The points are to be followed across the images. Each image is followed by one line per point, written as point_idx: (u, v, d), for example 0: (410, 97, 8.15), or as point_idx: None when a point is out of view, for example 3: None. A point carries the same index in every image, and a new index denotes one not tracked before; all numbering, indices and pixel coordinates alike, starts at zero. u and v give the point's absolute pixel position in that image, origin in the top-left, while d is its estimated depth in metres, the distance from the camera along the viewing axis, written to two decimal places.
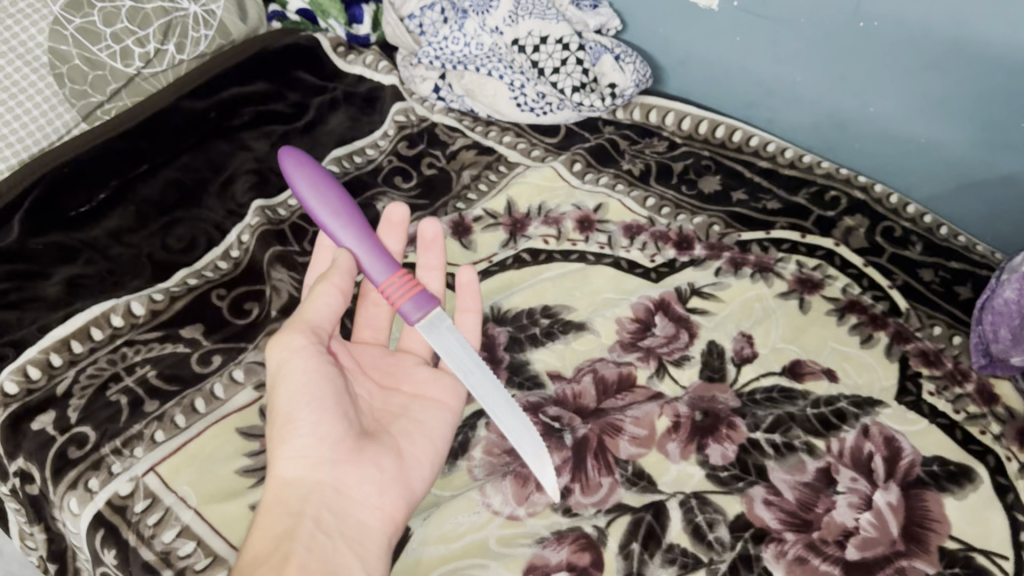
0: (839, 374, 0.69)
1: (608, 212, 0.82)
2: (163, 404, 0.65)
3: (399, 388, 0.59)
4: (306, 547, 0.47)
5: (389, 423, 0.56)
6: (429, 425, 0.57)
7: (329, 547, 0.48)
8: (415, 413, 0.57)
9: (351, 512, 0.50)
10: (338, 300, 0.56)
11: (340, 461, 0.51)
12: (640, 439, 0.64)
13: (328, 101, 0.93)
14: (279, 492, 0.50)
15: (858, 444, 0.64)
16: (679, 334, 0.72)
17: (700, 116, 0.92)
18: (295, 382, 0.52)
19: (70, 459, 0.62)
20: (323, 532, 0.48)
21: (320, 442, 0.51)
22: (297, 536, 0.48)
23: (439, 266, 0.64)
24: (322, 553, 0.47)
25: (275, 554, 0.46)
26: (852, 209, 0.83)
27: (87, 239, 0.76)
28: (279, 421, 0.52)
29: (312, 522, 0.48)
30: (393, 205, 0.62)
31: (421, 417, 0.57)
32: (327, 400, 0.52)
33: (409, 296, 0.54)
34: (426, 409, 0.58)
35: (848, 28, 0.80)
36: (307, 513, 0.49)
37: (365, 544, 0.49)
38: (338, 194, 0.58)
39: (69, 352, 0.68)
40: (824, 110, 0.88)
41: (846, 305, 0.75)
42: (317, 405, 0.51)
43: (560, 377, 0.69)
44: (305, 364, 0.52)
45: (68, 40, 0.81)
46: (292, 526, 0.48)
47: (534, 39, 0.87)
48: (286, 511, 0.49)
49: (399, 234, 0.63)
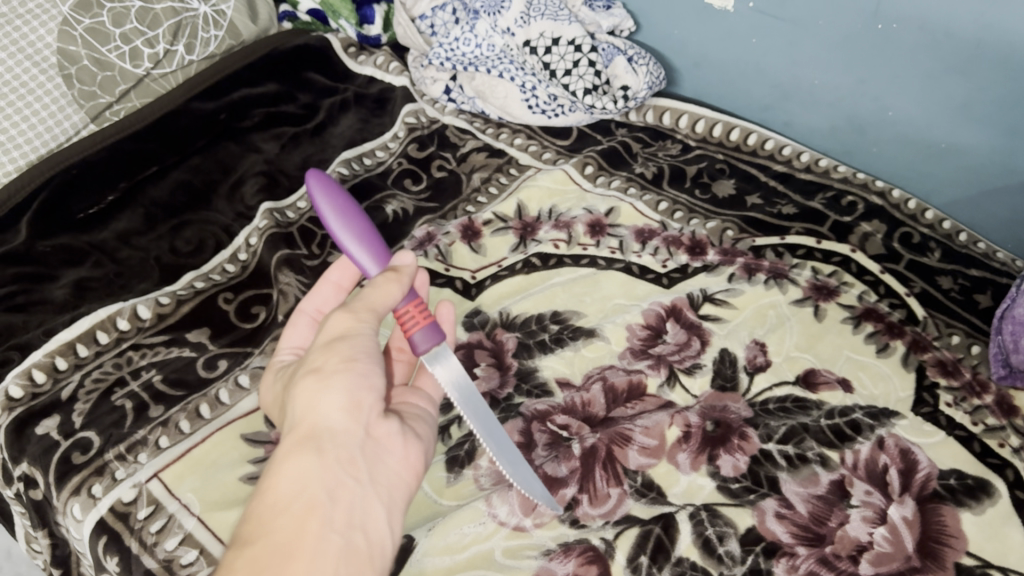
0: (854, 384, 0.68)
1: (620, 217, 0.81)
2: (168, 410, 0.64)
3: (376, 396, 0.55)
4: (333, 496, 0.43)
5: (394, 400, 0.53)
6: (428, 415, 0.54)
7: (355, 497, 0.44)
8: (411, 401, 0.54)
9: (380, 467, 0.46)
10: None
11: (376, 413, 0.47)
12: (650, 449, 0.63)
13: (339, 102, 0.92)
14: (313, 427, 0.45)
15: (873, 456, 0.62)
16: (690, 342, 0.70)
17: (714, 118, 0.91)
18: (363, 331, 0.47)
19: (74, 464, 0.61)
20: (352, 482, 0.44)
21: (368, 388, 0.47)
22: (328, 481, 0.43)
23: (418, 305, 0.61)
24: (349, 503, 0.44)
25: (300, 499, 0.42)
26: (870, 214, 0.81)
27: (95, 241, 0.76)
28: (330, 355, 0.47)
29: (343, 469, 0.44)
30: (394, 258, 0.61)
31: (413, 408, 0.54)
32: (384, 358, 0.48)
33: (423, 323, 0.51)
34: (420, 401, 0.55)
35: (867, 30, 0.78)
36: (343, 455, 0.44)
37: (386, 501, 0.46)
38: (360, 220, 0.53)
39: (75, 356, 0.67)
40: (841, 113, 0.86)
41: (862, 313, 0.73)
42: (371, 356, 0.48)
43: (569, 385, 0.68)
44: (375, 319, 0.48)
45: (77, 40, 0.81)
46: (327, 467, 0.44)
47: (545, 40, 0.85)
48: (322, 449, 0.44)
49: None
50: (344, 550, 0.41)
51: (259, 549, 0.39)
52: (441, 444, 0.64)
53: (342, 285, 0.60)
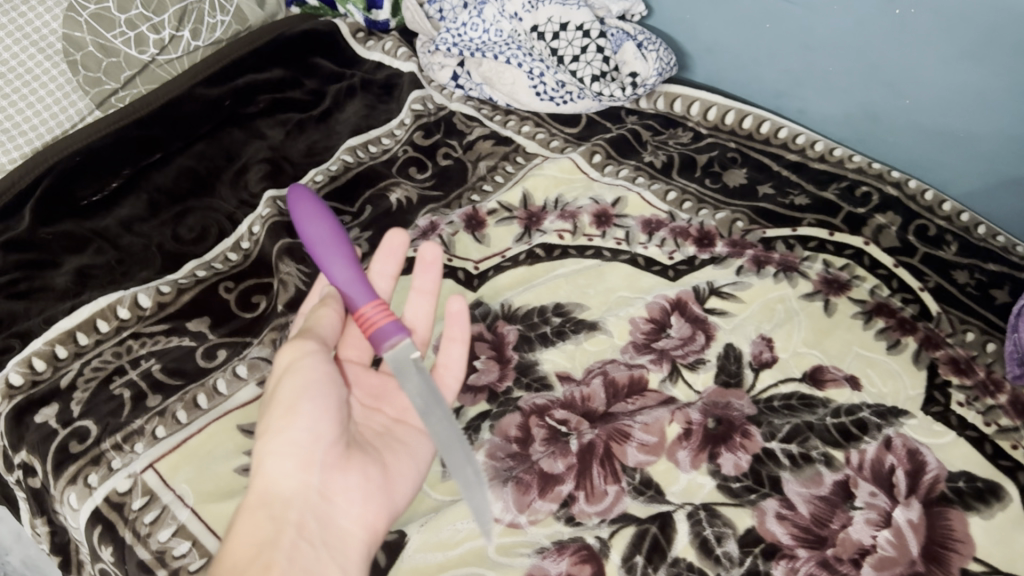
0: (863, 381, 0.66)
1: (627, 207, 0.79)
2: (165, 400, 0.64)
3: (380, 409, 0.61)
4: (289, 555, 0.47)
5: (372, 438, 0.58)
6: (413, 447, 0.58)
7: (311, 555, 0.48)
8: (399, 434, 0.59)
9: (334, 522, 0.51)
10: (337, 326, 0.58)
11: (329, 466, 0.52)
12: (649, 446, 0.62)
13: (346, 88, 0.91)
14: (266, 492, 0.51)
15: (879, 456, 0.61)
16: (695, 336, 0.69)
17: (727, 106, 0.88)
18: (303, 380, 0.53)
19: (71, 453, 0.61)
20: (306, 540, 0.49)
21: (313, 442, 0.52)
22: (279, 542, 0.48)
23: (432, 289, 0.64)
24: (305, 561, 0.48)
25: (255, 560, 0.47)
26: (884, 206, 0.78)
27: (97, 228, 0.76)
28: (277, 412, 0.52)
29: (295, 529, 0.49)
30: (392, 231, 0.64)
31: (403, 437, 0.59)
32: (330, 403, 0.53)
33: (377, 325, 0.54)
34: (407, 432, 0.59)
35: (882, 15, 0.75)
36: (291, 518, 0.49)
37: (344, 554, 0.50)
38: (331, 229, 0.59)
39: (75, 344, 0.68)
40: (855, 100, 0.82)
41: (873, 308, 0.71)
42: (316, 406, 0.53)
43: (569, 378, 0.67)
44: (315, 367, 0.54)
45: (82, 27, 0.80)
46: (278, 529, 0.48)
47: (553, 26, 0.84)
48: (272, 511, 0.49)
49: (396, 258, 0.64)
50: None
51: None
52: None
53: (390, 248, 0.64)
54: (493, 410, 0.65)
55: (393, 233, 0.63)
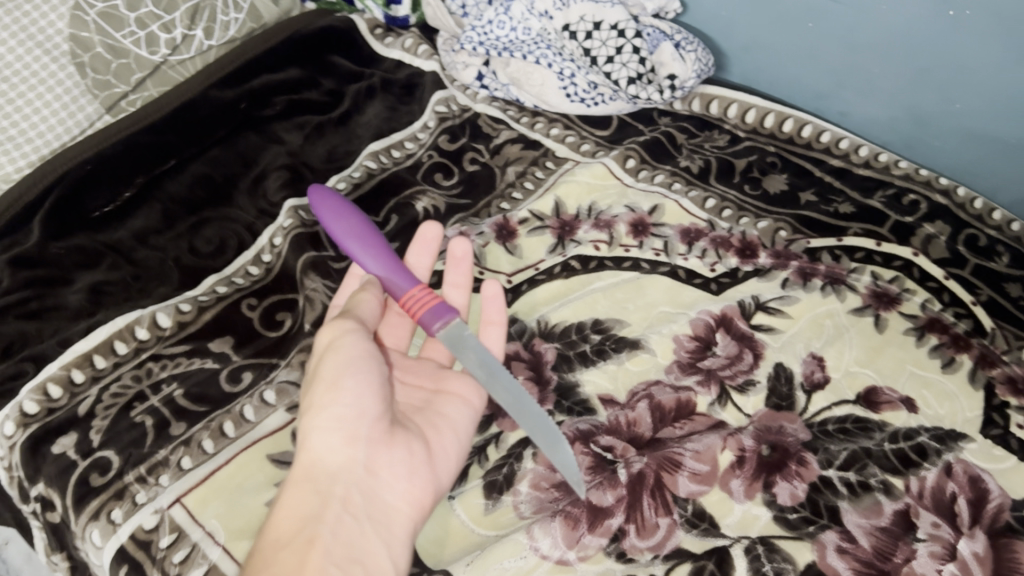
0: (919, 403, 0.64)
1: (665, 215, 0.76)
2: (191, 427, 0.61)
3: (423, 386, 0.62)
4: (331, 530, 0.49)
5: (414, 416, 0.58)
6: (452, 419, 0.58)
7: (355, 531, 0.50)
8: (439, 407, 0.59)
9: (378, 499, 0.52)
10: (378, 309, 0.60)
11: (374, 442, 0.53)
12: (701, 475, 0.59)
13: (365, 88, 0.87)
14: (311, 466, 0.52)
15: (939, 484, 0.58)
16: (742, 355, 0.66)
17: (766, 108, 0.84)
18: (344, 357, 0.55)
19: (92, 487, 0.58)
20: (350, 515, 0.50)
21: (356, 417, 0.53)
22: (324, 517, 0.49)
23: (466, 283, 0.66)
24: (347, 537, 0.49)
25: (300, 534, 0.48)
26: (933, 214, 0.75)
27: (110, 242, 0.72)
28: (321, 389, 0.54)
29: (340, 503, 0.50)
30: (426, 223, 0.66)
31: (446, 410, 0.59)
32: (372, 379, 0.54)
33: (427, 307, 0.57)
34: (448, 403, 0.59)
35: (934, 16, 0.71)
36: (336, 492, 0.51)
37: (389, 529, 0.51)
38: (360, 222, 0.62)
39: (92, 367, 0.64)
40: (901, 105, 0.79)
41: (926, 324, 0.68)
42: (358, 382, 0.54)
43: (612, 402, 0.64)
44: (355, 345, 0.55)
45: (89, 27, 0.75)
46: (323, 504, 0.50)
47: (587, 24, 0.81)
48: (317, 486, 0.51)
49: (431, 249, 0.67)
50: None
51: None
52: (479, 467, 0.60)
53: (427, 239, 0.67)
54: None
55: (427, 224, 0.66)
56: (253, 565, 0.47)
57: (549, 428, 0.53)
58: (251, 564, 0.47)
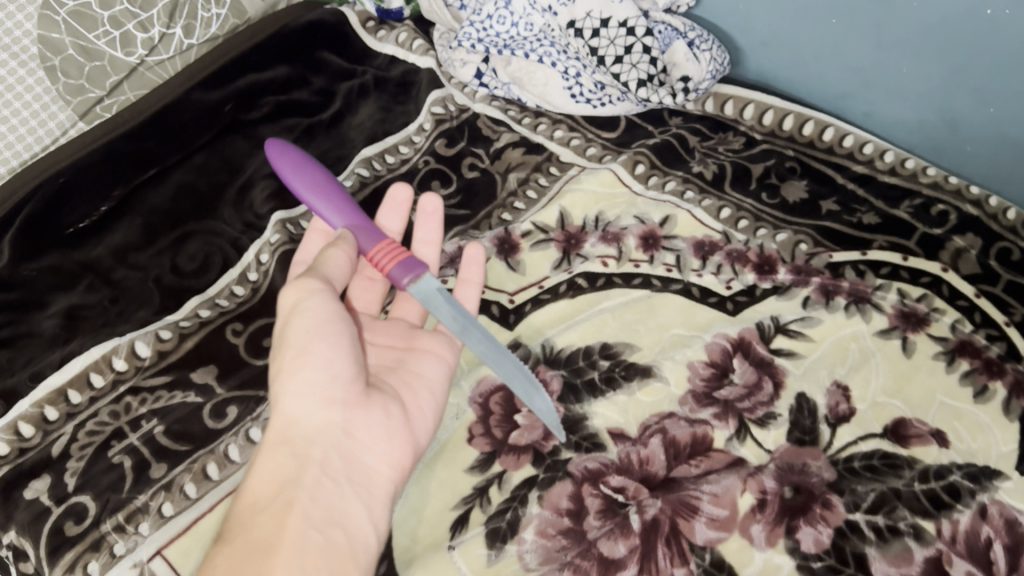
0: (950, 437, 0.59)
1: (677, 227, 0.72)
2: (171, 469, 0.57)
3: (393, 345, 0.60)
4: (310, 494, 0.47)
5: (386, 376, 0.56)
6: (425, 377, 0.57)
7: (334, 494, 0.48)
8: (411, 365, 0.58)
9: (357, 462, 0.50)
10: (348, 267, 0.55)
11: (350, 403, 0.51)
12: (719, 521, 0.55)
13: (357, 86, 0.82)
14: (286, 429, 0.49)
15: (974, 527, 0.54)
16: (762, 384, 0.62)
17: (784, 109, 0.80)
18: (313, 318, 0.51)
19: (67, 537, 0.54)
20: (329, 477, 0.48)
21: (331, 380, 0.50)
22: (301, 481, 0.47)
23: (436, 240, 0.66)
24: (326, 500, 0.47)
25: (278, 499, 0.46)
26: (963, 226, 0.71)
27: (86, 260, 0.67)
28: (290, 353, 0.50)
29: (318, 466, 0.48)
30: (396, 185, 0.66)
31: (417, 367, 0.57)
32: (345, 340, 0.51)
33: (396, 261, 0.56)
34: (421, 361, 0.58)
35: (969, 14, 0.66)
36: (313, 455, 0.48)
37: (369, 491, 0.49)
38: (322, 176, 0.61)
39: (66, 403, 0.60)
40: (932, 108, 0.74)
41: (957, 347, 0.63)
42: (330, 345, 0.51)
43: (623, 436, 0.59)
44: (324, 305, 0.51)
45: (60, 27, 0.69)
46: (300, 468, 0.48)
47: (593, 21, 0.78)
48: (293, 449, 0.48)
49: (400, 212, 0.66)
50: (325, 544, 0.45)
51: (238, 546, 0.43)
52: (480, 510, 0.56)
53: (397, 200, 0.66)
54: (540, 475, 0.58)
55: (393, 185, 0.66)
56: (230, 533, 0.45)
57: (525, 376, 0.56)
58: (229, 533, 0.45)
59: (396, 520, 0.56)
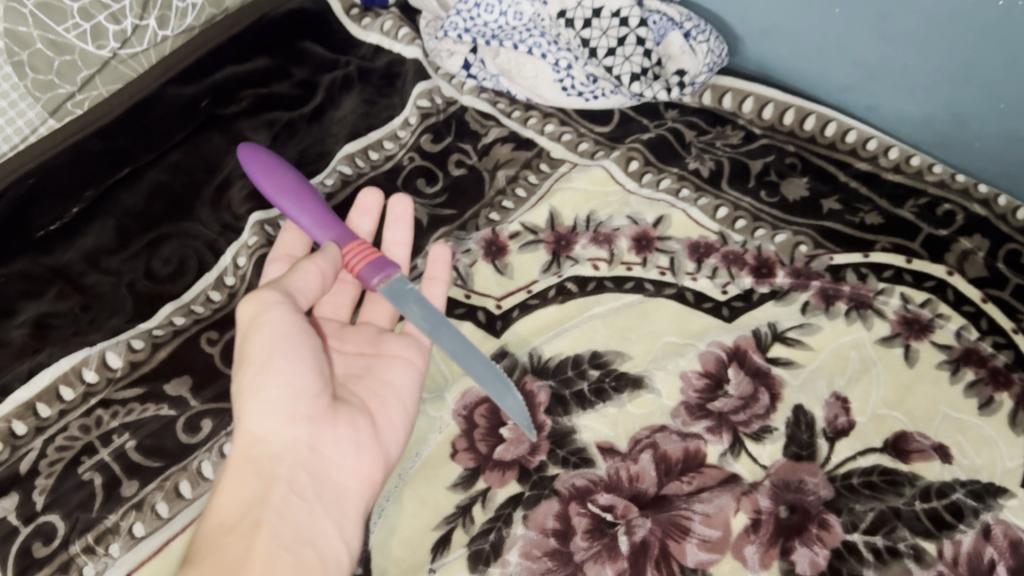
0: (953, 451, 0.57)
1: (671, 227, 0.69)
2: (143, 487, 0.55)
3: (362, 352, 0.56)
4: (278, 514, 0.44)
5: (355, 386, 0.53)
6: (395, 384, 0.53)
7: (303, 512, 0.45)
8: (380, 372, 0.54)
9: (327, 478, 0.47)
10: (319, 281, 0.52)
11: (316, 419, 0.48)
12: (712, 542, 0.52)
13: (340, 79, 0.79)
14: (250, 447, 0.47)
15: (977, 548, 0.52)
16: (757, 395, 0.59)
17: (785, 103, 0.77)
18: (273, 332, 0.47)
19: (35, 559, 0.51)
20: (297, 495, 0.46)
21: (295, 396, 0.47)
22: (268, 502, 0.45)
23: (406, 243, 0.64)
24: (295, 520, 0.45)
25: (243, 520, 0.44)
26: (970, 226, 0.68)
27: (59, 266, 0.65)
28: (251, 370, 0.47)
29: (285, 484, 0.46)
30: (366, 191, 0.64)
31: (386, 375, 0.54)
32: (307, 353, 0.48)
33: (365, 260, 0.53)
34: (391, 367, 0.54)
35: (981, 5, 0.63)
36: (280, 474, 0.46)
37: (340, 508, 0.47)
38: (294, 178, 0.59)
39: (35, 417, 0.57)
40: (940, 103, 0.71)
41: (961, 355, 0.61)
42: (292, 360, 0.47)
43: (612, 451, 0.57)
44: (284, 317, 0.48)
45: (28, 20, 0.66)
46: (266, 488, 0.45)
47: (585, 11, 0.76)
48: (258, 469, 0.46)
49: (370, 216, 0.64)
50: (295, 565, 0.42)
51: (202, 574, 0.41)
52: (462, 531, 0.53)
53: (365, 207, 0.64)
54: (526, 493, 0.55)
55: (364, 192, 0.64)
56: (195, 558, 0.43)
57: (500, 378, 0.52)
58: (193, 556, 0.43)
59: (374, 541, 0.53)
